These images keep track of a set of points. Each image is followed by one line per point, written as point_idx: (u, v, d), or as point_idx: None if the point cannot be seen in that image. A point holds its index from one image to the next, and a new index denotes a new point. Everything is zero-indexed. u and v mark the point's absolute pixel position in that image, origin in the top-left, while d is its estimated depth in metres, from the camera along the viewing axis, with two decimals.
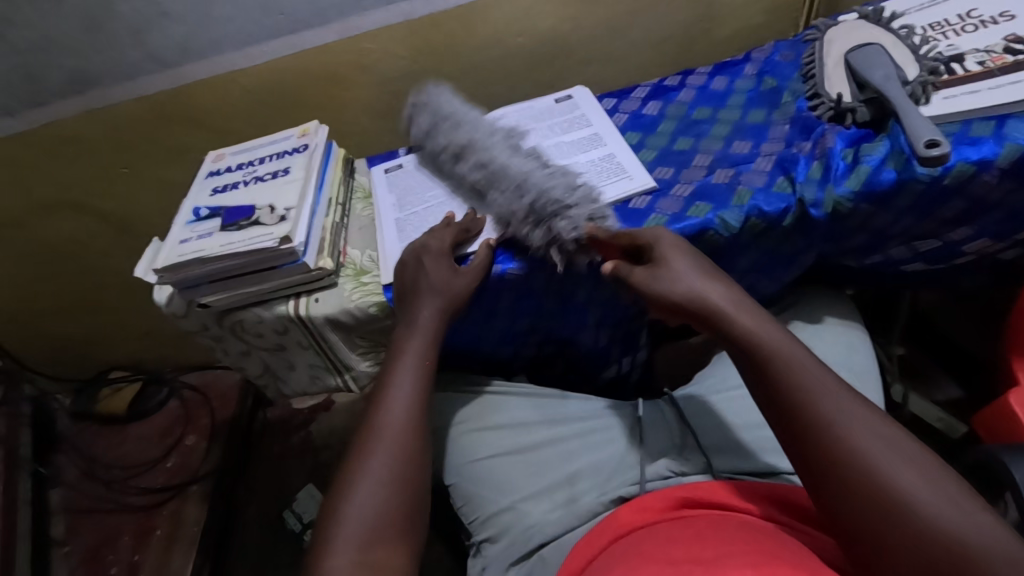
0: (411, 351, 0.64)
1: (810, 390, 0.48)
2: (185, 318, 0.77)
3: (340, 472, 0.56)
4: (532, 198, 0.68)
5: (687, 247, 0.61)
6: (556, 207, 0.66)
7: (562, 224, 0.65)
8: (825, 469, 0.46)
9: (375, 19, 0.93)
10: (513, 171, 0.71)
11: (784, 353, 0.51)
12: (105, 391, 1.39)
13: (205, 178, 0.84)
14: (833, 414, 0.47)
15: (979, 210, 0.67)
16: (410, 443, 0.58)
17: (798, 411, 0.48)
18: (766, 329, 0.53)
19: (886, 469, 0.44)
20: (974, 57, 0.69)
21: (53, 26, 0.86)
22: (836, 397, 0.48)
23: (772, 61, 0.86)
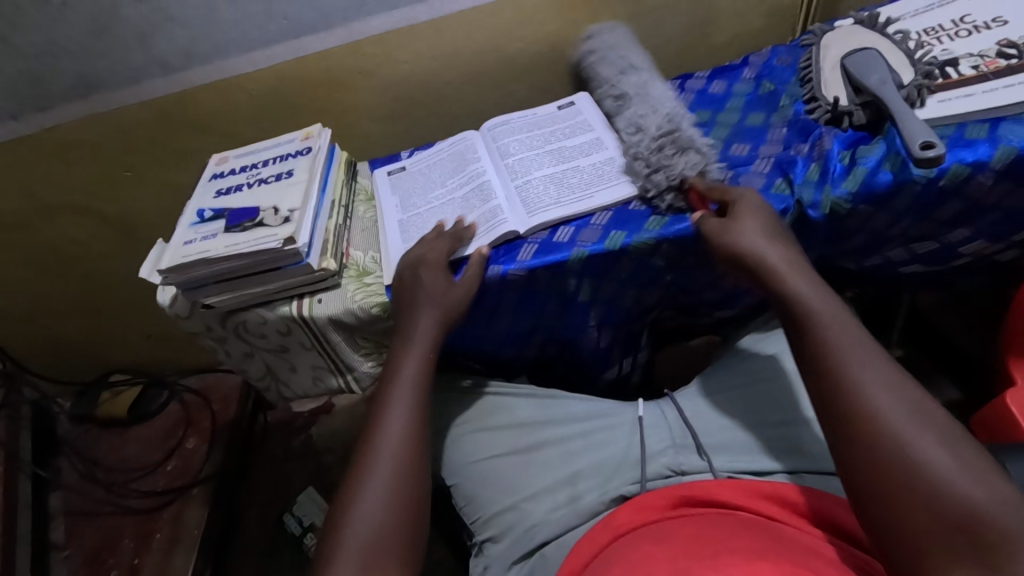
0: (411, 358, 0.65)
1: (845, 352, 0.50)
2: (188, 319, 0.78)
3: (342, 484, 0.57)
4: (668, 133, 0.75)
5: (759, 207, 0.63)
6: (682, 146, 0.73)
7: (683, 160, 0.71)
8: (851, 427, 0.47)
9: (377, 25, 0.94)
10: (659, 113, 0.78)
11: (825, 316, 0.52)
12: (106, 394, 1.39)
13: (209, 180, 0.85)
14: (864, 378, 0.48)
15: (975, 212, 0.67)
16: (409, 452, 0.58)
17: (830, 372, 0.49)
18: (811, 291, 0.54)
19: (908, 436, 0.44)
20: (968, 61, 0.70)
21: (59, 31, 0.87)
22: (872, 361, 0.49)
23: (770, 65, 0.87)
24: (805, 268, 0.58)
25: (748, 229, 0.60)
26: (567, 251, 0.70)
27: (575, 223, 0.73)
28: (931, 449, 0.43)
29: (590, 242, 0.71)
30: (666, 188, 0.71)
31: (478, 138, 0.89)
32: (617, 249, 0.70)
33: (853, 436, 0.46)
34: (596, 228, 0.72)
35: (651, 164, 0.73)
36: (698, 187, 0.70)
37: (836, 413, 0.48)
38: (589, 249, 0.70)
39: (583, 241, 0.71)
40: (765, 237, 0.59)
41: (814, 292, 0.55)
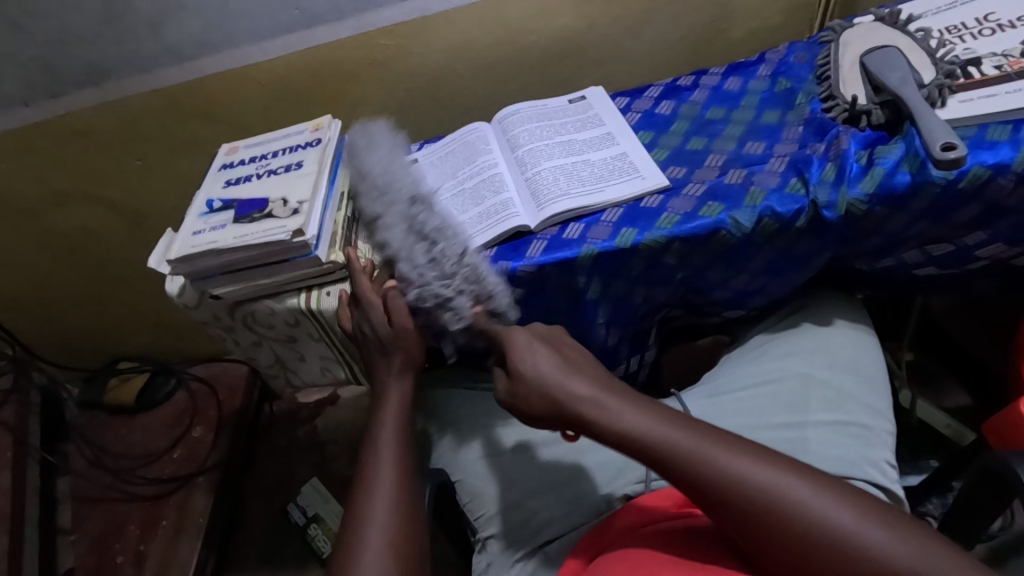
0: (392, 404, 0.65)
1: (695, 454, 0.48)
2: (196, 309, 0.78)
3: (343, 529, 0.54)
4: (433, 280, 0.68)
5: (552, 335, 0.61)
6: (439, 300, 0.68)
7: (454, 310, 0.68)
8: (749, 523, 0.45)
9: (389, 15, 0.93)
10: (404, 264, 0.70)
11: (650, 429, 0.50)
12: (114, 380, 1.38)
13: (219, 170, 0.85)
14: (728, 468, 0.47)
15: (994, 214, 0.66)
16: (409, 493, 0.57)
17: (702, 495, 0.47)
18: (626, 411, 0.52)
19: (795, 499, 0.44)
20: (991, 61, 0.69)
21: (71, 19, 0.87)
22: (710, 453, 0.48)
23: (787, 62, 0.86)
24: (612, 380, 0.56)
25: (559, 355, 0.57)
26: (577, 248, 0.70)
27: (585, 220, 0.73)
28: (823, 506, 0.44)
29: (600, 239, 0.70)
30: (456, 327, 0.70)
31: (490, 129, 0.88)
32: (628, 246, 0.69)
33: (762, 536, 0.44)
34: (607, 225, 0.71)
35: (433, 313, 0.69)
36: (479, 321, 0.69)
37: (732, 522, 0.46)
38: (598, 247, 0.69)
39: (594, 238, 0.70)
40: (567, 364, 0.56)
41: (628, 407, 0.52)
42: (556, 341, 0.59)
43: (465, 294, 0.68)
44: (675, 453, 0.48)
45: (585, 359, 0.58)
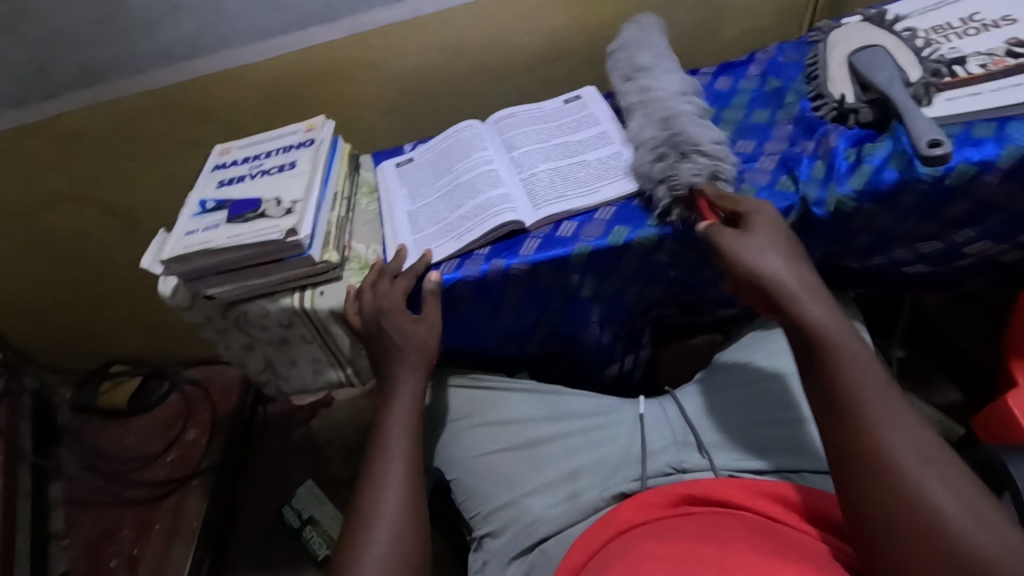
0: (402, 400, 0.66)
1: (862, 384, 0.49)
2: (189, 310, 0.77)
3: (349, 526, 0.57)
4: (670, 137, 0.72)
5: (781, 227, 0.61)
6: (701, 150, 0.70)
7: (688, 168, 0.68)
8: (861, 454, 0.46)
9: (382, 16, 0.94)
10: (672, 113, 0.75)
11: (837, 337, 0.51)
12: (107, 384, 1.37)
13: (212, 171, 0.85)
14: (881, 413, 0.47)
15: (981, 211, 0.67)
16: (414, 494, 0.59)
17: (850, 410, 0.48)
18: (826, 315, 0.53)
19: (922, 479, 0.44)
20: (976, 59, 0.70)
21: (64, 19, 0.87)
22: (884, 392, 0.48)
23: (776, 62, 0.87)
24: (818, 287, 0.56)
25: (764, 244, 0.58)
26: (570, 246, 0.70)
27: (578, 219, 0.73)
28: (945, 494, 0.43)
29: (593, 237, 0.70)
30: (672, 200, 0.68)
31: (483, 128, 0.88)
32: (620, 244, 0.70)
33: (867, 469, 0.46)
34: (599, 223, 0.72)
35: (654, 176, 0.70)
36: (706, 197, 0.67)
37: (842, 447, 0.48)
38: (592, 245, 0.70)
39: (588, 236, 0.71)
40: (777, 257, 0.57)
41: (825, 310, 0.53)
42: (784, 236, 0.60)
43: (711, 160, 0.70)
44: (852, 365, 0.50)
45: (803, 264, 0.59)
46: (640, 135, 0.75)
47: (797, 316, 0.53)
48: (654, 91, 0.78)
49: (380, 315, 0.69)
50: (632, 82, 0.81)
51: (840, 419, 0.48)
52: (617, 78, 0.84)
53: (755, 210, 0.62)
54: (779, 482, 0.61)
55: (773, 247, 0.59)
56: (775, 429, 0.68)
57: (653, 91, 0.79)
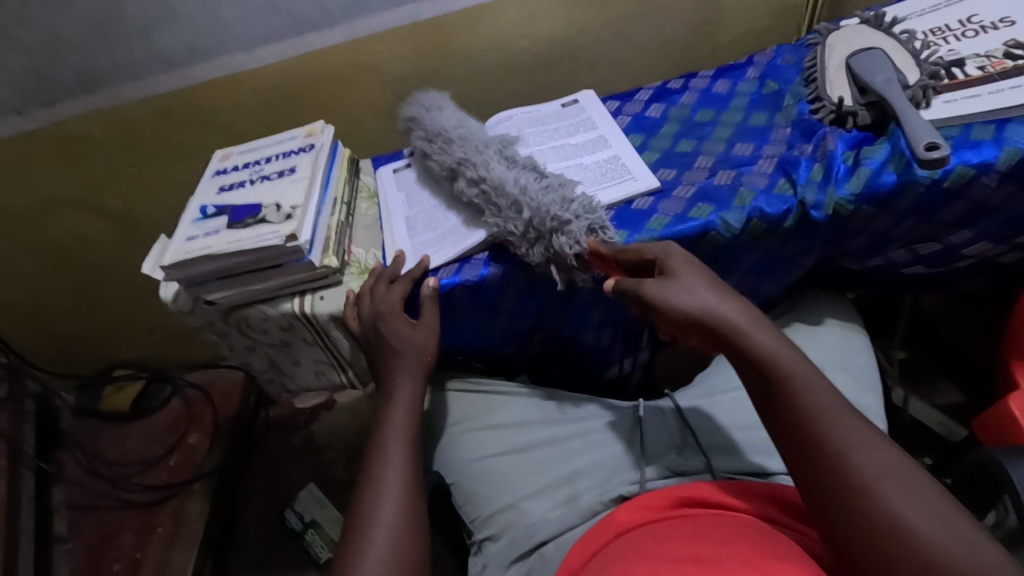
0: (400, 404, 0.66)
1: (819, 413, 0.48)
2: (191, 315, 0.78)
3: (347, 530, 0.57)
4: (534, 212, 0.67)
5: (698, 263, 0.59)
6: (556, 222, 0.66)
7: (566, 245, 0.66)
8: (834, 492, 0.45)
9: (381, 21, 0.94)
10: (510, 188, 0.69)
11: (793, 371, 0.50)
12: (109, 389, 1.39)
13: (212, 176, 0.85)
14: (841, 441, 0.47)
15: (979, 214, 0.67)
16: (412, 497, 0.59)
17: (813, 447, 0.47)
18: (775, 343, 0.52)
19: (897, 508, 0.43)
20: (974, 61, 0.70)
21: (64, 27, 0.87)
22: (839, 415, 0.48)
23: (774, 64, 0.87)
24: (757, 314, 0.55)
25: (693, 284, 0.56)
26: None
27: None
28: (920, 515, 0.42)
29: None
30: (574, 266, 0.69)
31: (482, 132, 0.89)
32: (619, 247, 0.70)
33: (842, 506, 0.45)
34: None
35: (541, 256, 0.69)
36: (603, 253, 0.67)
37: (816, 486, 0.47)
38: None
39: None
40: (712, 290, 0.56)
41: (773, 343, 0.52)
42: (707, 271, 0.58)
43: (586, 217, 0.68)
44: (803, 396, 0.49)
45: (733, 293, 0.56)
46: (492, 214, 0.71)
47: (748, 354, 0.52)
48: (472, 162, 0.74)
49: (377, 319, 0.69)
50: (440, 149, 0.77)
51: (806, 462, 0.47)
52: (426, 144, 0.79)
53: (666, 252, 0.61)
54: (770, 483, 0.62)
55: (703, 287, 0.56)
56: (759, 433, 0.69)
57: (473, 161, 0.74)
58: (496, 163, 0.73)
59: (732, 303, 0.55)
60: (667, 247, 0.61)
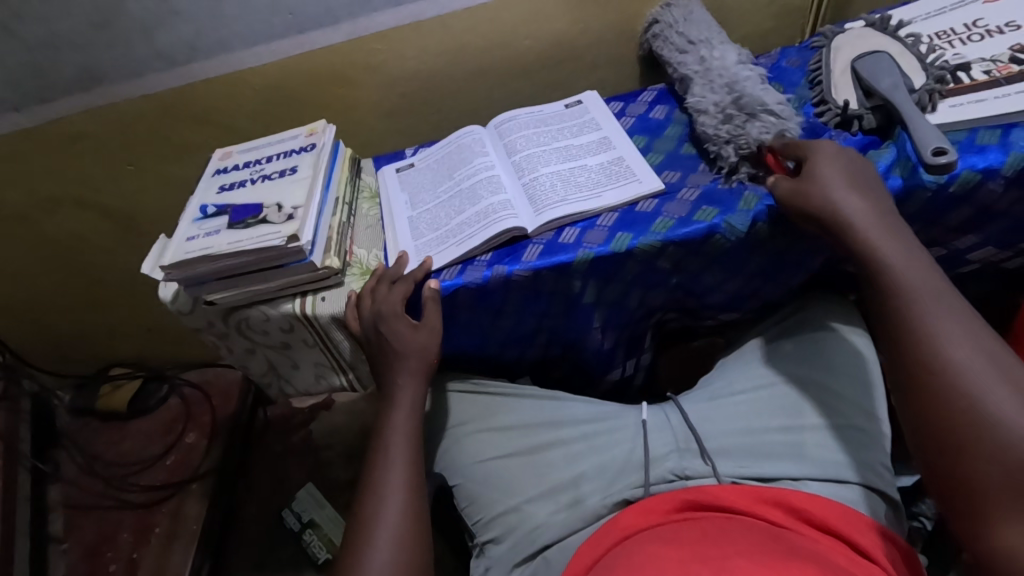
0: (401, 405, 0.66)
1: (925, 304, 0.54)
2: (190, 315, 0.77)
3: (349, 535, 0.57)
4: (738, 98, 0.75)
5: (847, 159, 0.63)
6: (755, 110, 0.73)
7: (755, 128, 0.72)
8: (923, 367, 0.51)
9: (384, 20, 0.93)
10: (726, 79, 0.79)
11: (909, 272, 0.56)
12: (105, 387, 1.37)
13: (212, 175, 0.85)
14: (936, 328, 0.52)
15: (984, 219, 0.67)
16: (413, 499, 0.58)
17: (914, 326, 0.53)
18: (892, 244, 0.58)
19: (985, 391, 0.47)
20: (980, 66, 0.70)
21: (63, 24, 0.86)
22: (947, 309, 0.53)
23: (779, 67, 0.86)
24: (888, 215, 0.60)
25: (827, 181, 0.61)
26: (572, 253, 0.70)
27: (580, 225, 0.73)
28: (1006, 399, 0.46)
29: (595, 244, 0.70)
30: (739, 159, 0.73)
31: (485, 133, 0.88)
32: (623, 251, 0.70)
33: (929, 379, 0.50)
34: (602, 229, 0.71)
35: (721, 136, 0.73)
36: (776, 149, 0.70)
37: (911, 361, 0.52)
38: (594, 251, 0.70)
39: (589, 243, 0.70)
40: (851, 189, 0.61)
41: (899, 243, 0.58)
42: (849, 169, 0.63)
43: (780, 120, 0.73)
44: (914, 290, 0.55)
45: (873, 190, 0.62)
46: (703, 97, 0.78)
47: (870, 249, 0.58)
48: (712, 58, 0.83)
49: (381, 319, 0.68)
50: (704, 50, 0.85)
51: (901, 339, 0.54)
52: (672, 51, 0.90)
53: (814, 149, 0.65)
54: (782, 487, 0.61)
55: (841, 184, 0.61)
56: (766, 437, 0.68)
57: (710, 57, 0.83)
58: (737, 66, 0.81)
59: (861, 202, 0.60)
60: (817, 145, 0.66)
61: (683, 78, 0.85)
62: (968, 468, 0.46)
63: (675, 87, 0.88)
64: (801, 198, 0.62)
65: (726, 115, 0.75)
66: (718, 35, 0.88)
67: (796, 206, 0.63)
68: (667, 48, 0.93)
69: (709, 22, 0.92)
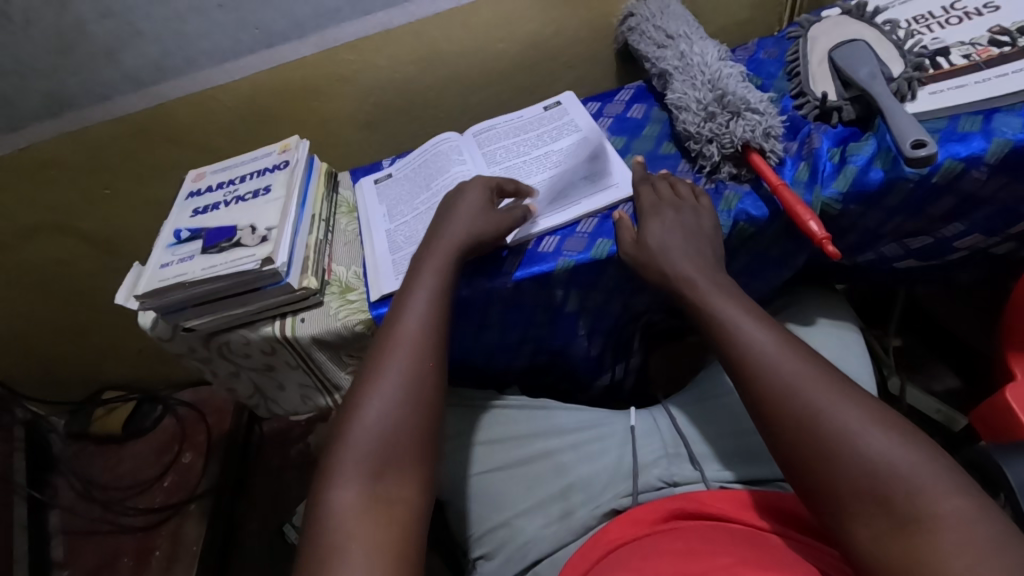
0: (424, 279, 0.62)
1: (753, 340, 0.54)
2: (170, 342, 0.75)
3: (349, 392, 0.56)
4: (721, 96, 0.73)
5: (676, 209, 0.66)
6: (740, 108, 0.71)
7: (739, 125, 0.69)
8: (770, 401, 0.50)
9: (353, 31, 0.91)
10: (706, 76, 0.77)
11: (737, 315, 0.56)
12: (99, 411, 1.36)
13: (186, 198, 0.83)
14: (769, 364, 0.52)
15: (969, 206, 0.66)
16: (425, 372, 0.56)
17: (752, 363, 0.52)
18: (722, 295, 0.58)
19: (833, 415, 0.47)
20: (960, 50, 0.68)
21: (25, 50, 0.84)
22: (773, 341, 0.53)
23: (756, 58, 0.85)
24: (713, 267, 0.62)
25: (664, 238, 0.64)
26: (553, 261, 0.69)
27: (559, 232, 0.71)
28: (850, 419, 0.46)
29: (575, 251, 0.69)
30: (721, 158, 0.72)
31: (463, 139, 0.87)
32: (604, 257, 0.69)
33: (778, 416, 0.49)
34: (582, 237, 0.70)
35: (703, 134, 0.72)
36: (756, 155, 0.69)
37: (758, 400, 0.51)
38: (575, 259, 0.68)
39: (569, 250, 0.69)
40: (682, 240, 0.64)
41: (728, 295, 0.59)
42: (681, 223, 0.65)
43: (765, 117, 0.70)
44: (741, 331, 0.55)
45: (700, 235, 0.64)
46: (684, 93, 0.76)
47: (703, 302, 0.59)
48: (691, 55, 0.81)
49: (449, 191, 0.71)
50: (682, 44, 0.83)
51: (758, 401, 0.51)
52: (649, 46, 0.88)
53: (649, 208, 0.67)
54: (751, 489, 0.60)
55: (676, 238, 0.64)
56: (752, 438, 0.67)
57: (688, 54, 0.81)
58: (718, 61, 0.79)
59: (691, 256, 0.63)
60: (649, 203, 0.68)
61: (663, 76, 0.83)
62: (839, 501, 0.44)
63: (654, 85, 0.86)
64: (655, 258, 0.63)
65: (707, 113, 0.73)
66: (696, 29, 0.86)
67: (652, 262, 0.64)
68: (641, 42, 0.90)
69: (686, 14, 0.90)
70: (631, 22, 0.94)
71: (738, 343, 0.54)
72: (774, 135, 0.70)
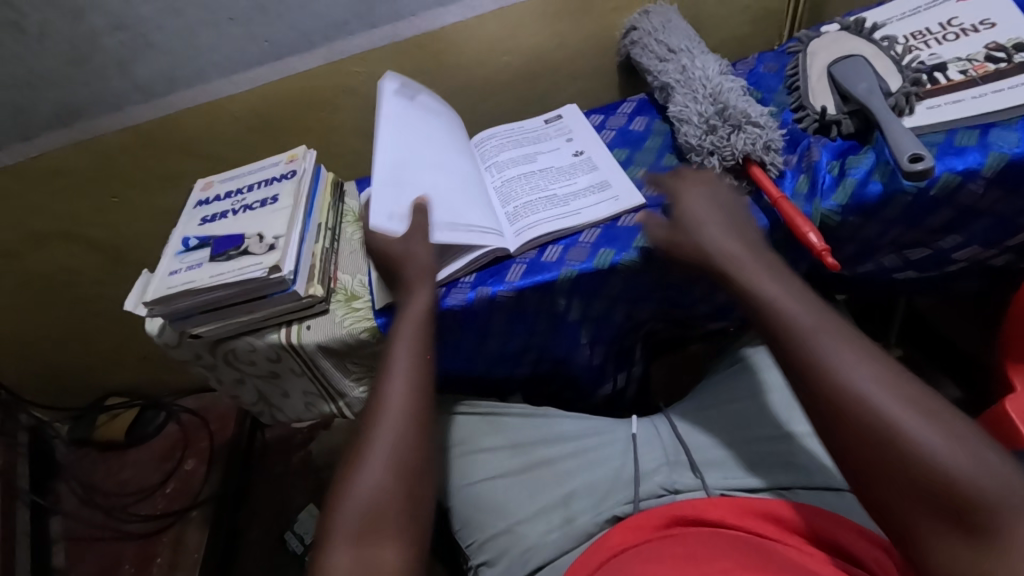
0: (402, 343, 0.63)
1: (808, 336, 0.52)
2: (176, 348, 0.76)
3: (347, 459, 0.56)
4: (722, 109, 0.74)
5: (716, 207, 0.65)
6: (741, 121, 0.72)
7: (740, 139, 0.70)
8: (827, 398, 0.48)
9: (360, 43, 0.93)
10: (707, 89, 0.78)
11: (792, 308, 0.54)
12: (103, 417, 1.38)
13: (195, 207, 0.84)
14: (827, 359, 0.49)
15: (967, 218, 0.66)
16: (408, 428, 0.57)
17: (806, 359, 0.51)
18: (775, 288, 0.57)
19: (896, 417, 0.45)
20: (957, 66, 0.70)
21: (38, 61, 0.85)
22: (832, 336, 0.51)
23: (757, 72, 0.86)
24: (762, 258, 0.60)
25: (705, 236, 0.63)
26: (555, 271, 0.70)
27: (562, 242, 0.73)
28: (915, 420, 0.44)
29: (578, 260, 0.70)
30: (722, 170, 0.73)
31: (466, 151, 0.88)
32: (606, 267, 0.70)
33: (839, 412, 0.47)
34: (584, 246, 0.71)
35: (705, 147, 0.73)
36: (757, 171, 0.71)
37: (815, 395, 0.49)
38: (577, 268, 0.70)
39: (572, 260, 0.70)
40: (723, 237, 0.62)
41: (781, 286, 0.57)
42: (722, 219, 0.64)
43: (765, 130, 0.71)
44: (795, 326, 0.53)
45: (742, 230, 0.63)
46: (685, 107, 0.77)
47: (753, 295, 0.57)
48: (692, 69, 0.82)
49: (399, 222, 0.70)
50: (683, 59, 0.84)
51: (813, 397, 0.49)
52: (651, 60, 0.90)
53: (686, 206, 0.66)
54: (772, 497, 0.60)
55: (718, 236, 0.63)
56: (756, 445, 0.67)
57: (690, 68, 0.82)
58: (719, 75, 0.80)
59: (736, 250, 0.61)
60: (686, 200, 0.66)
61: (665, 90, 0.85)
62: (899, 505, 0.43)
63: (656, 97, 0.87)
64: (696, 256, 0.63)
65: (709, 126, 0.74)
66: (696, 44, 0.87)
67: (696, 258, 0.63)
68: (643, 57, 0.92)
69: (687, 28, 0.91)
70: (631, 36, 0.96)
71: (793, 338, 0.52)
72: (774, 148, 0.71)
